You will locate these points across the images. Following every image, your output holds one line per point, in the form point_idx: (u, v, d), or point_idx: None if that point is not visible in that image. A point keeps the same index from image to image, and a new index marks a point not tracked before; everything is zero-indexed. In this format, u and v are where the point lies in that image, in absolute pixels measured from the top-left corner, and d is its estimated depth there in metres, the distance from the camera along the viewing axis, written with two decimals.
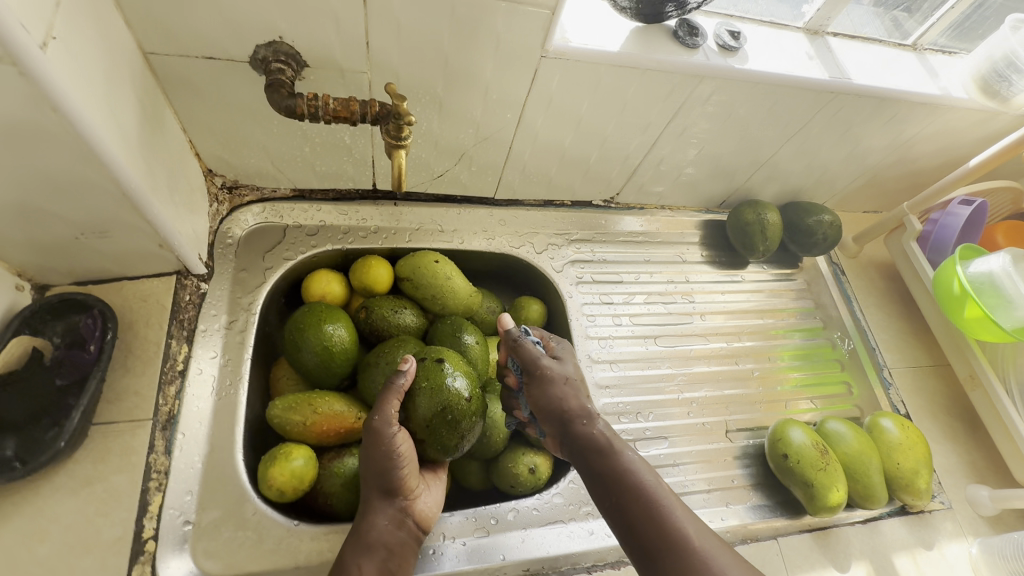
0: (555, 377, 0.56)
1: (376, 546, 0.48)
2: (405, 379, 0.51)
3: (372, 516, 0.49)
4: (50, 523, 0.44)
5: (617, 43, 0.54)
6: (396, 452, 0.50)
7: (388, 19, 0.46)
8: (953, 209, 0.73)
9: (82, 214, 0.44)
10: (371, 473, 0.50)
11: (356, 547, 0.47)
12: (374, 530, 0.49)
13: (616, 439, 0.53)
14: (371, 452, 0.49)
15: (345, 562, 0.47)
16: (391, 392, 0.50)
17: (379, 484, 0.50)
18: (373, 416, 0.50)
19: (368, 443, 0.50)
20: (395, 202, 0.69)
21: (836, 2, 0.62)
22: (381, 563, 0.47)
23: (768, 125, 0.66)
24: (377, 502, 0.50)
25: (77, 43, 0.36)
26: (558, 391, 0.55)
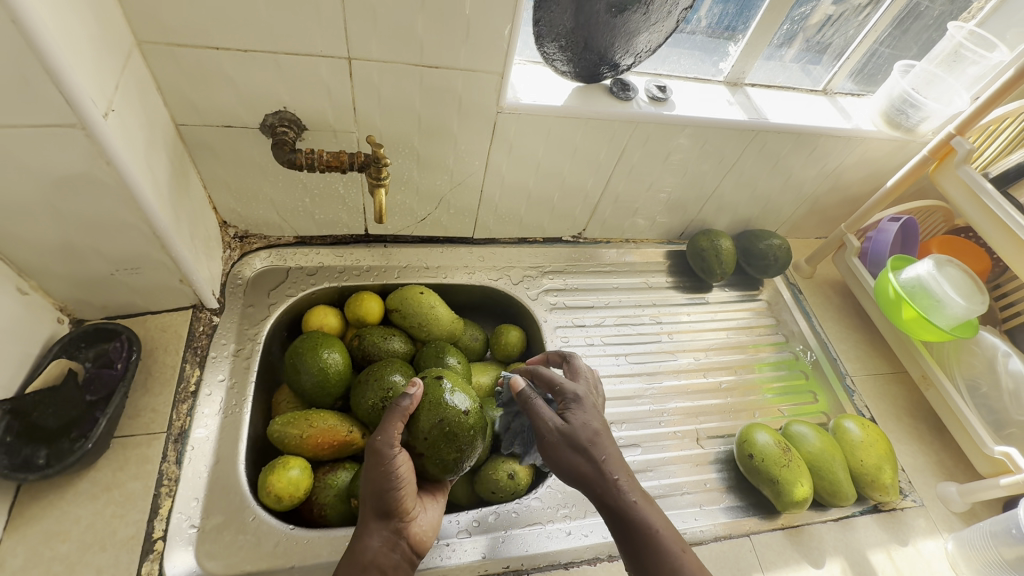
0: (570, 448, 0.50)
1: (370, 568, 0.48)
2: (410, 401, 0.51)
3: (366, 536, 0.49)
4: (72, 525, 0.50)
5: (561, 99, 0.65)
6: (396, 474, 0.49)
7: (370, 88, 0.58)
8: (884, 226, 0.83)
9: (119, 252, 0.54)
10: (369, 494, 0.50)
11: (351, 568, 0.48)
12: (368, 550, 0.49)
13: (643, 507, 0.48)
14: (371, 474, 0.49)
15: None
16: (395, 413, 0.51)
17: (376, 504, 0.50)
18: (376, 436, 0.50)
19: (369, 463, 0.50)
20: (385, 244, 0.78)
21: (747, 58, 0.75)
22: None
23: (705, 161, 0.77)
24: (373, 522, 0.50)
25: (127, 116, 0.47)
26: (578, 465, 0.49)
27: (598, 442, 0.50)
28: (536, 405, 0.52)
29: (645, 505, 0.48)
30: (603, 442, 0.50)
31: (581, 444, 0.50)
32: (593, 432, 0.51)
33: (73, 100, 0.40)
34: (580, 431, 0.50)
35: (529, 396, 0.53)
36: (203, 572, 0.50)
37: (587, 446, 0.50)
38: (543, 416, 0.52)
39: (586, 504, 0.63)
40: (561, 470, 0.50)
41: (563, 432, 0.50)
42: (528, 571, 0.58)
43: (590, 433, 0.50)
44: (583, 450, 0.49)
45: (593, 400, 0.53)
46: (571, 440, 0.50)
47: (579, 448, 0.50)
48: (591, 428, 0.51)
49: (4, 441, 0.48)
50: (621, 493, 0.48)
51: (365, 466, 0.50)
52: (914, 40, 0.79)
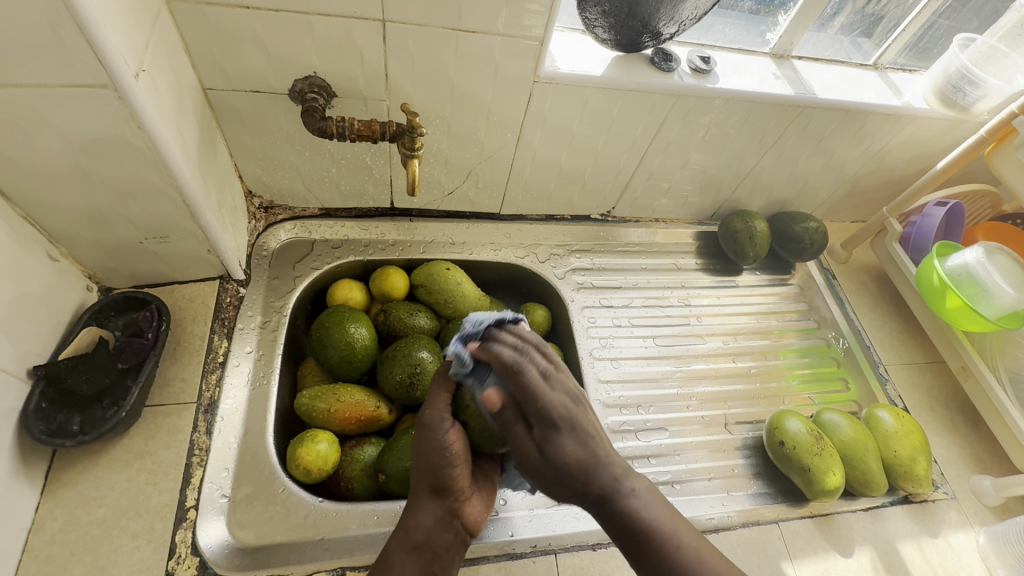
0: (558, 476, 0.49)
1: (421, 547, 0.48)
2: (451, 370, 0.51)
3: (419, 514, 0.49)
4: (106, 491, 0.51)
5: (600, 69, 0.62)
6: (449, 450, 0.48)
7: (403, 53, 0.55)
8: (930, 211, 0.79)
9: (148, 219, 0.53)
10: (422, 471, 0.49)
11: (402, 545, 0.48)
12: (421, 529, 0.48)
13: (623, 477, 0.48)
14: (424, 450, 0.48)
15: (389, 560, 0.47)
16: (441, 386, 0.51)
17: (430, 482, 0.49)
18: (425, 411, 0.50)
19: (421, 439, 0.49)
20: (410, 218, 0.77)
21: (796, 30, 0.71)
22: (424, 563, 0.47)
23: (746, 138, 0.73)
24: (425, 500, 0.49)
25: (156, 77, 0.45)
26: (570, 485, 0.49)
27: (589, 461, 0.49)
28: (519, 435, 0.49)
29: (644, 500, 0.47)
30: (594, 443, 0.50)
31: (574, 469, 0.48)
32: (579, 452, 0.49)
33: (104, 58, 0.39)
34: (571, 459, 0.49)
35: (509, 419, 0.49)
36: (235, 541, 0.51)
37: (585, 465, 0.49)
38: (522, 444, 0.49)
39: None
40: (557, 490, 0.50)
41: (550, 463, 0.49)
42: (556, 551, 0.57)
43: (584, 457, 0.49)
44: (574, 471, 0.49)
45: (568, 403, 0.50)
46: (562, 468, 0.49)
47: (569, 475, 0.49)
48: (583, 456, 0.49)
49: (40, 407, 0.49)
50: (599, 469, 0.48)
51: (417, 442, 0.50)
52: (975, 11, 0.74)
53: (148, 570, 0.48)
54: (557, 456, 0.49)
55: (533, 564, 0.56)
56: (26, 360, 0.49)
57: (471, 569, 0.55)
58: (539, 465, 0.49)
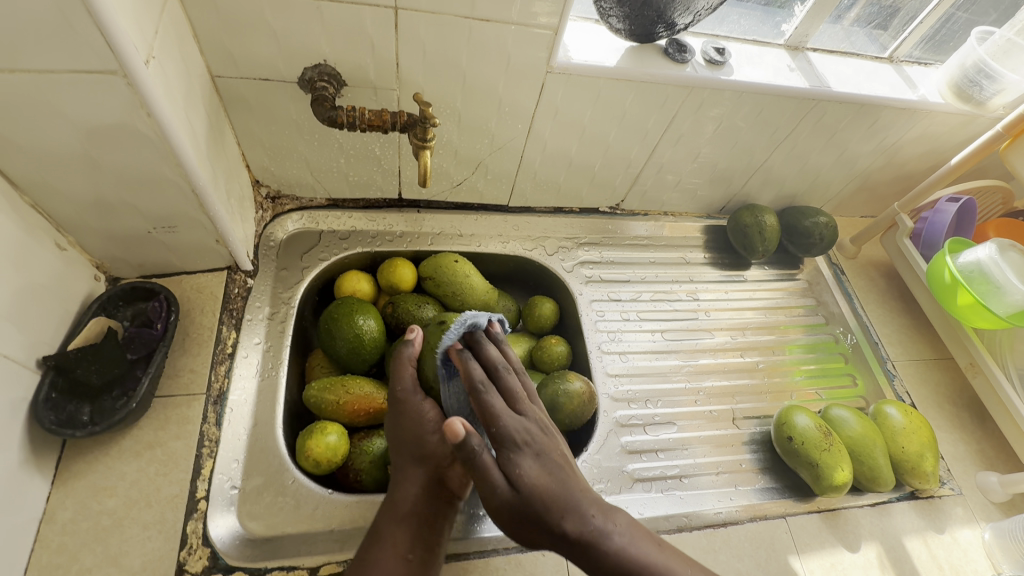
0: (522, 515, 0.43)
1: (410, 516, 0.47)
2: (413, 347, 0.54)
3: (404, 483, 0.49)
4: (117, 481, 0.51)
5: (614, 60, 0.61)
6: (425, 421, 0.51)
7: (415, 42, 0.54)
8: (942, 206, 0.78)
9: (157, 208, 0.52)
10: (402, 442, 0.51)
11: (392, 518, 0.47)
12: (408, 498, 0.48)
13: (580, 508, 0.44)
14: (401, 423, 0.51)
15: (382, 533, 0.46)
16: (403, 361, 0.54)
17: (411, 450, 0.51)
18: (396, 388, 0.53)
19: (396, 414, 0.52)
20: (418, 210, 0.76)
21: (812, 21, 0.70)
22: (415, 533, 0.47)
23: (759, 131, 0.72)
24: (410, 469, 0.50)
25: (166, 64, 0.44)
26: (540, 535, 0.43)
27: (554, 496, 0.44)
28: (493, 404, 0.48)
29: (628, 540, 0.44)
30: (561, 472, 0.45)
31: (542, 504, 0.43)
32: (543, 481, 0.44)
33: (114, 43, 0.38)
34: (535, 487, 0.44)
35: (475, 449, 0.43)
36: (246, 532, 0.51)
37: (556, 500, 0.44)
38: (491, 475, 0.43)
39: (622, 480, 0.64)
40: (526, 535, 0.44)
41: (517, 498, 0.43)
42: None
43: (551, 488, 0.44)
44: (545, 512, 0.43)
45: (535, 429, 0.48)
46: (529, 501, 0.43)
47: (538, 511, 0.43)
48: (546, 481, 0.44)
49: (50, 397, 0.49)
50: (563, 512, 0.43)
51: (393, 420, 0.52)
52: (994, 4, 0.73)
53: (160, 560, 0.48)
54: (524, 484, 0.44)
55: (542, 558, 0.55)
56: (35, 350, 0.49)
57: (480, 561, 0.54)
58: (509, 498, 0.43)
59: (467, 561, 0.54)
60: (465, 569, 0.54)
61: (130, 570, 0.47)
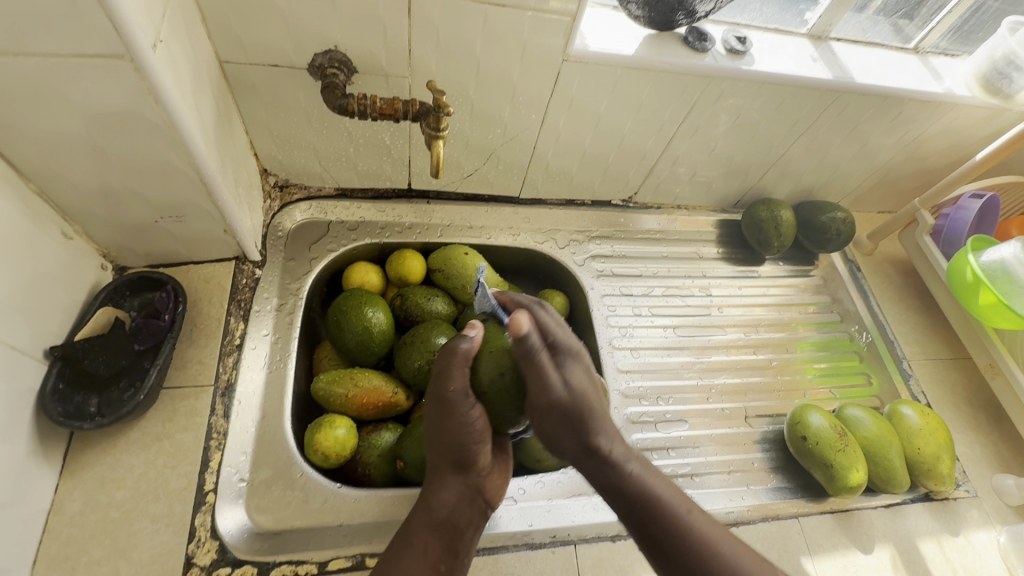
0: (567, 417, 0.44)
1: (445, 524, 0.47)
2: (469, 345, 0.46)
3: (441, 491, 0.48)
4: (126, 473, 0.50)
5: (632, 48, 0.59)
6: (471, 426, 0.46)
7: (428, 28, 0.53)
8: (964, 203, 0.76)
9: (164, 197, 0.51)
10: (444, 450, 0.47)
11: (425, 525, 0.46)
12: (444, 507, 0.47)
13: (599, 404, 0.46)
14: (445, 429, 0.46)
15: (414, 540, 0.46)
16: (457, 360, 0.45)
17: (453, 458, 0.48)
18: (449, 387, 0.45)
19: (442, 417, 0.46)
20: (427, 201, 0.74)
21: (837, 10, 0.67)
22: (447, 541, 0.46)
23: (779, 123, 0.70)
24: (447, 477, 0.48)
25: (173, 48, 0.43)
26: (571, 429, 0.45)
27: (591, 407, 0.45)
28: (544, 363, 0.44)
29: (643, 469, 0.45)
30: (601, 403, 0.46)
31: (582, 409, 0.44)
32: (587, 388, 0.45)
33: (121, 26, 0.37)
34: (581, 393, 0.45)
35: (536, 348, 0.44)
36: (255, 525, 0.50)
37: (588, 399, 0.45)
38: (545, 375, 0.44)
39: None
40: (551, 424, 0.45)
41: (568, 400, 0.44)
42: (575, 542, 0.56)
43: (592, 399, 0.45)
44: (583, 414, 0.44)
45: (585, 356, 0.48)
46: (576, 400, 0.44)
47: (579, 415, 0.44)
48: (589, 390, 0.45)
49: (57, 388, 0.48)
50: (596, 430, 0.45)
51: (436, 420, 0.47)
52: None
53: (168, 553, 0.48)
54: (573, 386, 0.45)
55: (552, 556, 0.55)
56: (42, 340, 0.48)
57: (489, 558, 0.53)
58: (563, 397, 0.44)
59: (477, 558, 0.53)
60: (474, 567, 0.53)
61: (139, 563, 0.47)
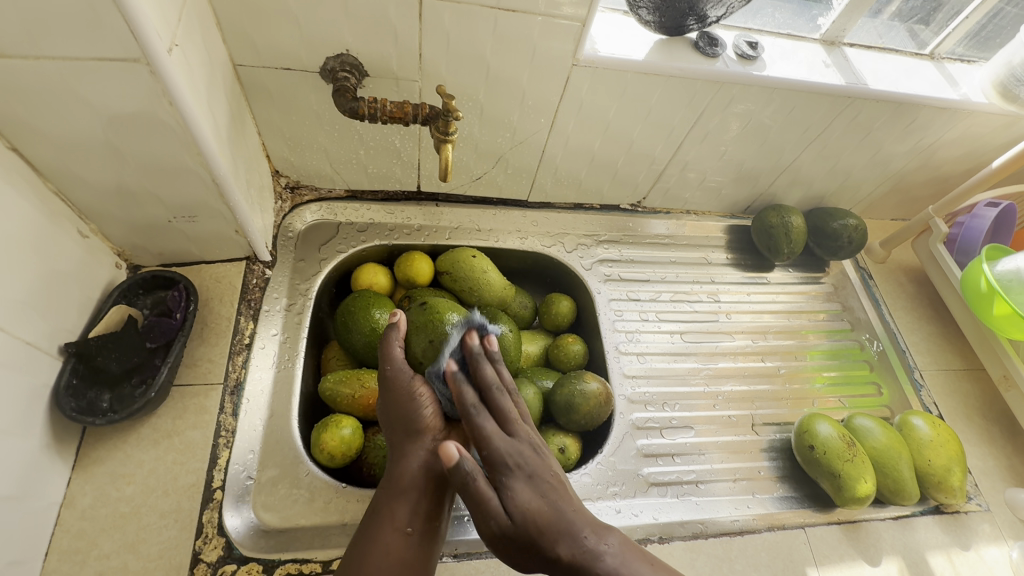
0: (519, 545, 0.42)
1: (410, 490, 0.47)
2: (396, 329, 0.56)
3: (403, 460, 0.48)
4: (136, 468, 0.51)
5: (641, 53, 0.59)
6: (415, 395, 0.51)
7: (439, 33, 0.53)
8: (979, 211, 0.76)
9: (177, 198, 0.52)
10: (394, 420, 0.51)
11: (390, 494, 0.46)
12: (407, 473, 0.47)
13: (555, 512, 0.43)
14: (394, 403, 0.51)
15: (380, 508, 0.46)
16: (390, 341, 0.54)
17: (405, 427, 0.50)
18: (385, 367, 0.52)
19: (388, 393, 0.51)
20: (436, 203, 0.75)
21: (851, 15, 0.67)
22: (414, 505, 0.46)
23: (790, 130, 0.70)
24: (407, 445, 0.49)
25: (188, 51, 0.44)
26: (530, 557, 0.42)
27: (548, 518, 0.42)
28: (479, 488, 0.41)
29: (619, 556, 0.42)
30: (555, 494, 0.44)
31: (535, 533, 0.42)
32: (539, 507, 0.43)
33: (137, 30, 0.38)
34: (534, 514, 0.42)
35: (469, 472, 0.41)
36: (260, 523, 0.51)
37: (548, 526, 0.42)
38: (485, 500, 0.41)
39: (637, 484, 0.63)
40: (514, 560, 0.42)
41: (513, 527, 0.42)
42: None
43: (542, 512, 0.43)
44: (540, 537, 0.42)
45: (535, 468, 0.45)
46: (526, 530, 0.42)
47: (531, 538, 0.42)
48: (537, 507, 0.43)
49: (71, 383, 0.49)
50: (557, 531, 0.42)
51: (385, 401, 0.52)
52: None
53: (176, 549, 0.48)
54: (517, 514, 0.42)
55: None
56: (57, 336, 0.49)
57: (491, 561, 0.53)
58: (507, 526, 0.42)
59: (479, 561, 0.53)
60: (477, 569, 0.53)
61: (147, 558, 0.48)
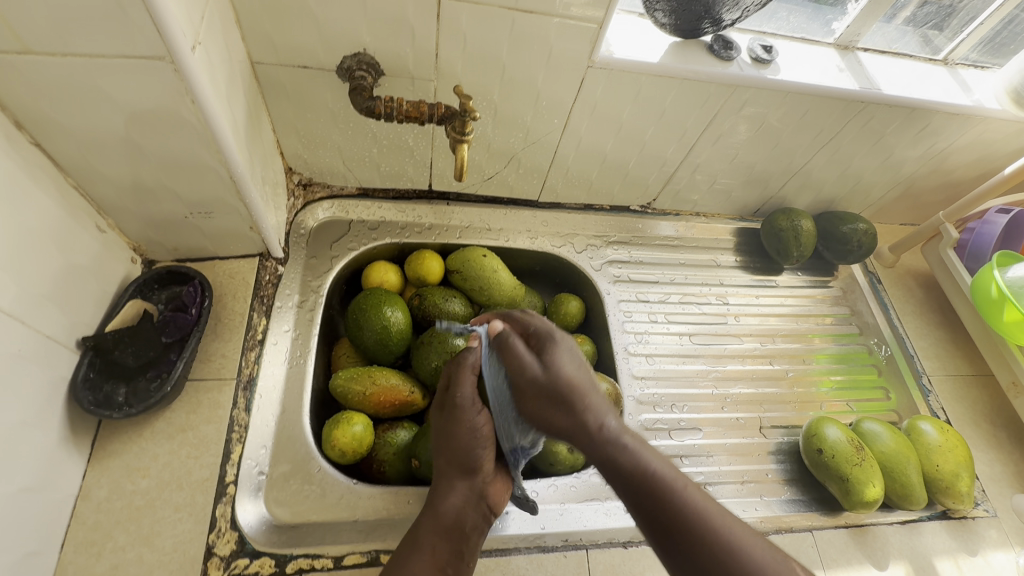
0: (548, 395, 0.44)
1: (452, 528, 0.46)
2: (474, 354, 0.51)
3: (448, 494, 0.48)
4: (150, 462, 0.52)
5: (657, 56, 0.60)
6: (479, 432, 0.50)
7: (456, 34, 0.54)
8: (991, 217, 0.76)
9: (194, 194, 0.53)
10: (449, 451, 0.49)
11: (432, 528, 0.46)
12: (451, 508, 0.47)
13: (581, 380, 0.44)
14: (453, 434, 0.49)
15: (420, 541, 0.45)
16: (465, 369, 0.50)
17: (459, 462, 0.49)
18: (455, 393, 0.50)
19: (449, 423, 0.49)
20: (447, 202, 0.75)
21: (866, 20, 0.67)
22: (455, 546, 0.46)
23: (802, 134, 0.70)
24: (455, 479, 0.48)
25: (210, 49, 0.44)
26: (560, 413, 0.44)
27: (579, 386, 0.44)
28: (514, 343, 0.47)
29: (638, 444, 0.41)
30: (586, 375, 0.45)
31: (567, 387, 0.44)
32: (574, 375, 0.45)
33: (163, 29, 0.38)
34: (562, 379, 0.44)
35: (508, 334, 0.48)
36: (273, 518, 0.51)
37: (571, 386, 0.44)
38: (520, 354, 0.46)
39: None
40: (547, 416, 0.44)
41: (545, 378, 0.45)
42: (586, 547, 0.56)
43: (571, 377, 0.44)
44: (567, 395, 0.44)
45: (573, 363, 0.46)
46: (554, 388, 0.44)
47: (563, 392, 0.44)
48: (572, 372, 0.45)
49: (88, 376, 0.50)
50: (586, 397, 0.43)
51: (444, 428, 0.50)
52: None
53: (190, 542, 0.49)
54: (551, 371, 0.45)
55: (564, 559, 0.55)
56: (75, 330, 0.50)
57: (502, 559, 0.54)
58: (540, 377, 0.45)
59: (490, 559, 0.54)
60: (487, 567, 0.53)
61: (161, 550, 0.48)
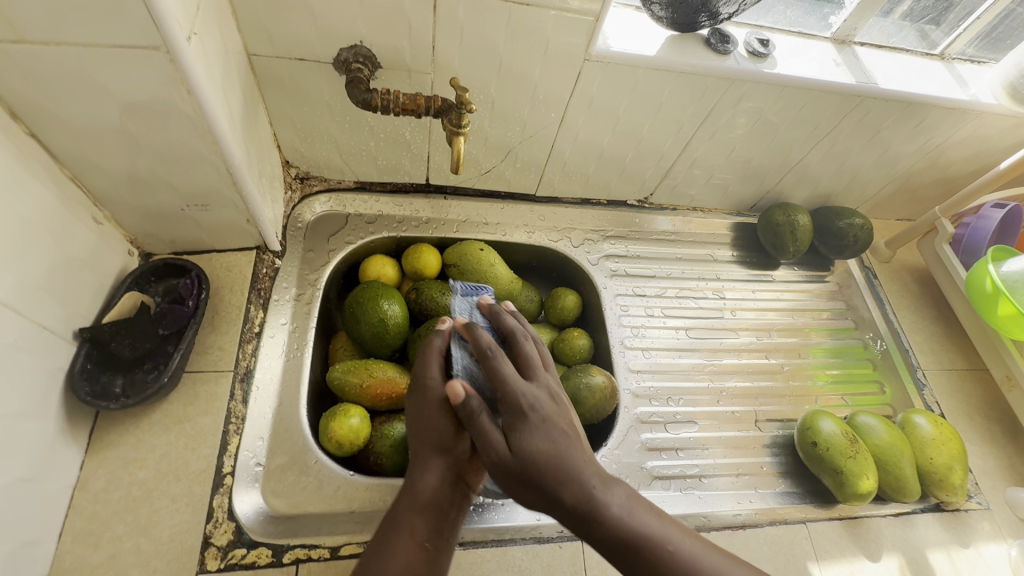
0: (513, 478, 0.41)
1: (431, 506, 0.45)
2: (442, 338, 0.51)
3: (425, 473, 0.46)
4: (148, 453, 0.52)
5: (653, 49, 0.60)
6: (454, 410, 0.48)
7: (452, 27, 0.54)
8: (986, 212, 0.76)
9: (191, 186, 0.53)
10: (424, 431, 0.47)
11: (411, 507, 0.44)
12: (428, 487, 0.45)
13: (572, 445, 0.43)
14: (428, 413, 0.47)
15: (399, 522, 0.43)
16: (432, 352, 0.50)
17: (436, 440, 0.47)
18: (426, 375, 0.49)
19: (422, 404, 0.48)
20: (444, 196, 0.75)
21: (862, 14, 0.67)
22: (435, 523, 0.44)
23: (799, 128, 0.70)
24: (432, 458, 0.46)
25: (205, 40, 0.44)
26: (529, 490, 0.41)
27: (555, 458, 0.41)
28: (499, 364, 0.45)
29: (628, 507, 0.41)
30: (568, 440, 0.43)
31: (550, 468, 0.41)
32: (549, 449, 0.42)
33: (158, 19, 0.38)
34: (541, 453, 0.41)
35: (487, 349, 0.46)
36: (270, 509, 0.51)
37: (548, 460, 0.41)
38: (502, 371, 0.45)
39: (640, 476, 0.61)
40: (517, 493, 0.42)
41: (514, 462, 0.41)
42: (582, 538, 0.56)
43: (552, 454, 0.42)
44: (544, 473, 0.41)
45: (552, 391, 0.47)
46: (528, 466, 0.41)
47: (537, 475, 0.41)
48: (547, 448, 0.42)
49: (85, 368, 0.50)
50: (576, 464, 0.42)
51: (419, 407, 0.48)
52: None
53: (187, 533, 0.49)
54: (525, 450, 0.42)
55: (559, 550, 0.55)
56: (72, 322, 0.50)
57: (497, 550, 0.54)
58: (507, 458, 0.41)
59: (485, 550, 0.54)
60: (482, 558, 0.53)
61: (159, 541, 0.48)
